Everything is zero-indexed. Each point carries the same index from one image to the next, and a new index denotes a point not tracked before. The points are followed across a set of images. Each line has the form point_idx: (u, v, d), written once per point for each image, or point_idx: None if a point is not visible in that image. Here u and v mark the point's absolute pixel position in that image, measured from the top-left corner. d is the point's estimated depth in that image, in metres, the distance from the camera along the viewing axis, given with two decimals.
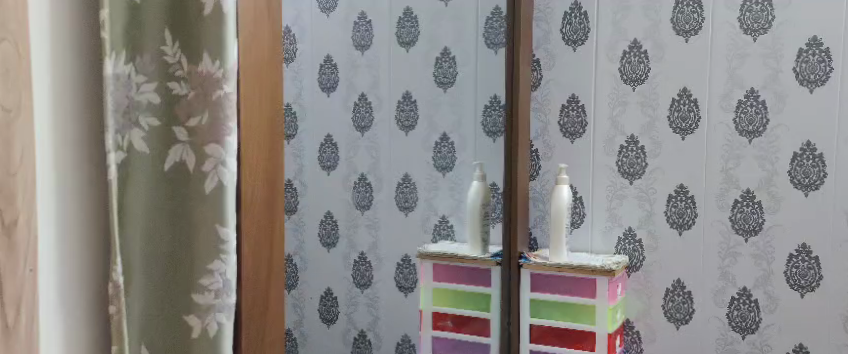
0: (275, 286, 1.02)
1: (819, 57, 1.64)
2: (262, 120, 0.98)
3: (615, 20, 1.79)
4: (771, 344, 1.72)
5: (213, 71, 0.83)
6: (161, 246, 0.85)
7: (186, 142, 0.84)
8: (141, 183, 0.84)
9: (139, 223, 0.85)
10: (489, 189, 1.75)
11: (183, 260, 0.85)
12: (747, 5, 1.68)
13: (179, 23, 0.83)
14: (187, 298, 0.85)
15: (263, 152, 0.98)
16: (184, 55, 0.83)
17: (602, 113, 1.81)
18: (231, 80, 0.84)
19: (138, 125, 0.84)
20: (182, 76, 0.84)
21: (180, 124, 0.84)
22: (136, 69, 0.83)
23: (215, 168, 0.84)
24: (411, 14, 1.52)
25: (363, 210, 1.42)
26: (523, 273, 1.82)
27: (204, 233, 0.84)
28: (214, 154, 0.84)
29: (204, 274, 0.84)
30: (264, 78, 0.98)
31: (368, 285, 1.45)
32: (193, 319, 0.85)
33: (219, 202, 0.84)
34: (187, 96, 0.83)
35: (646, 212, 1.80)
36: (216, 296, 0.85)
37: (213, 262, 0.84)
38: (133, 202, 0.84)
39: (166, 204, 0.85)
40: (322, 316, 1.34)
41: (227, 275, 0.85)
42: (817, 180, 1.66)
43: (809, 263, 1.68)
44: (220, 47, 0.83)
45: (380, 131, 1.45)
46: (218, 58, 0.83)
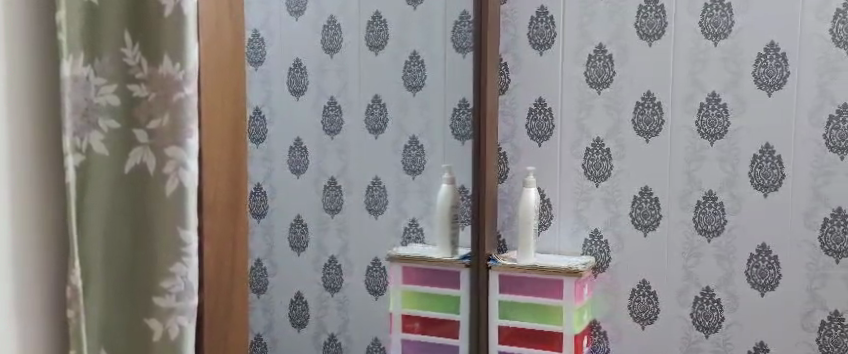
0: (239, 291, 0.99)
1: (776, 61, 1.68)
2: (224, 118, 0.96)
3: (580, 24, 1.81)
4: (733, 342, 1.76)
5: (174, 74, 0.84)
6: (124, 250, 0.88)
7: (145, 146, 0.86)
8: (103, 185, 0.87)
9: (102, 227, 0.87)
10: (457, 191, 1.69)
11: (145, 265, 0.87)
12: (707, 11, 1.72)
13: (139, 23, 0.85)
14: (150, 300, 0.87)
15: (227, 149, 0.96)
16: (143, 57, 0.85)
17: (569, 116, 1.84)
18: (192, 82, 0.85)
19: (97, 128, 0.86)
20: (143, 78, 0.85)
21: (142, 127, 0.86)
22: (95, 71, 0.85)
23: (175, 172, 0.85)
24: (381, 17, 1.60)
25: (333, 213, 1.61)
26: (493, 276, 1.70)
27: (166, 237, 0.86)
28: (175, 156, 0.85)
29: (166, 277, 0.86)
30: (229, 78, 0.96)
31: (338, 288, 1.63)
32: (155, 322, 0.87)
33: (179, 205, 0.86)
34: (148, 98, 0.85)
35: (612, 213, 1.83)
36: (177, 298, 0.86)
37: (174, 265, 0.86)
38: (97, 205, 0.87)
39: (128, 208, 0.87)
40: (293, 321, 1.54)
41: (188, 277, 0.87)
42: (776, 181, 1.70)
43: (769, 262, 1.72)
44: (180, 48, 0.84)
45: (350, 133, 1.61)
46: (179, 60, 0.84)
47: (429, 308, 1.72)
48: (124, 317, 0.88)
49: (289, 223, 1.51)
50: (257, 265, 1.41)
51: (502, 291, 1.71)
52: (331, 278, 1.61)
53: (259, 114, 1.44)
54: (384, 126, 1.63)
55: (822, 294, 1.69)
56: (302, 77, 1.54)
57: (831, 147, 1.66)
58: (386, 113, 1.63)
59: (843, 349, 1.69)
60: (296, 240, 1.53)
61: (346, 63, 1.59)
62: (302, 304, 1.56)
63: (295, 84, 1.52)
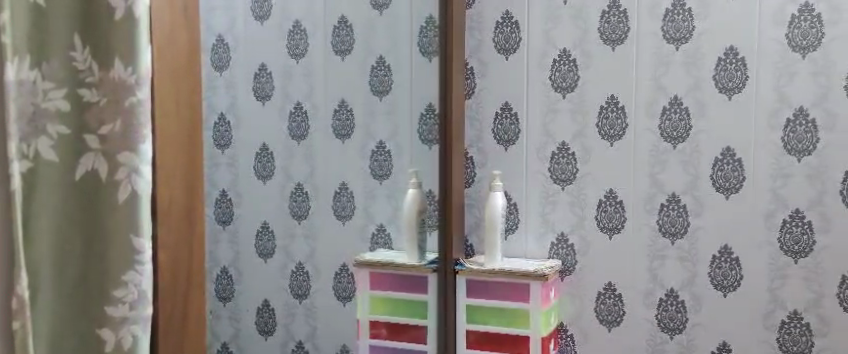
0: (197, 298, 0.99)
1: (736, 65, 1.73)
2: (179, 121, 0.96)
3: (545, 29, 1.84)
4: (697, 343, 1.80)
5: (125, 79, 0.78)
6: (73, 260, 0.79)
7: (96, 151, 0.78)
8: (49, 190, 0.77)
9: (49, 240, 0.78)
10: (425, 196, 1.75)
11: (97, 280, 0.80)
12: (669, 16, 1.76)
13: (91, 30, 0.78)
14: (99, 310, 0.80)
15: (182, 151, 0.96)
16: (95, 61, 0.78)
17: (534, 121, 1.86)
18: (144, 87, 0.79)
19: (45, 133, 0.76)
20: (94, 82, 0.78)
21: (92, 132, 0.78)
22: (43, 76, 0.76)
23: (128, 178, 0.79)
24: (346, 22, 1.49)
25: (301, 219, 1.40)
26: (460, 280, 1.84)
27: (117, 247, 0.80)
28: (128, 162, 0.79)
29: (118, 286, 0.80)
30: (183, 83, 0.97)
31: (306, 296, 1.42)
32: (107, 332, 0.80)
33: (130, 214, 0.79)
34: (100, 103, 0.78)
35: (578, 217, 1.85)
36: (131, 307, 0.80)
37: (128, 273, 0.80)
38: (44, 215, 0.77)
39: (76, 216, 0.79)
40: (260, 329, 1.31)
41: (142, 286, 0.81)
42: (737, 184, 1.75)
43: (730, 263, 1.76)
44: (131, 48, 0.78)
45: (317, 139, 1.43)
46: (131, 63, 0.78)
47: (397, 314, 1.70)
48: (75, 334, 0.80)
49: (256, 231, 1.29)
50: (224, 272, 1.20)
51: (468, 295, 1.84)
52: (300, 285, 1.40)
53: (225, 120, 1.20)
54: (350, 132, 1.50)
55: (780, 294, 1.74)
56: (268, 82, 1.32)
57: (789, 150, 1.71)
58: (352, 118, 1.50)
59: (802, 347, 1.74)
60: (262, 245, 1.30)
61: (312, 68, 1.41)
62: (269, 311, 1.33)
63: (261, 89, 1.29)
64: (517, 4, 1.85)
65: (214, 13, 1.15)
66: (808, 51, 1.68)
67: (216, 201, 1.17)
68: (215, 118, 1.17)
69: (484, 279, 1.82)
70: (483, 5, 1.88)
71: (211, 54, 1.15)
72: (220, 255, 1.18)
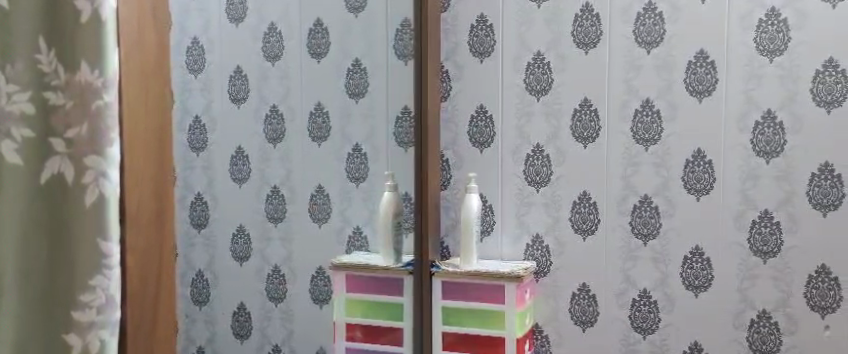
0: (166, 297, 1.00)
1: (706, 69, 1.76)
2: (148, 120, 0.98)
3: (520, 33, 1.87)
4: (669, 343, 1.83)
5: (91, 81, 0.67)
6: (39, 264, 0.68)
7: (63, 155, 0.67)
8: (12, 191, 0.66)
9: (10, 247, 0.67)
10: (400, 199, 1.76)
11: (63, 283, 0.69)
12: (640, 20, 1.79)
13: (56, 32, 0.67)
14: (64, 316, 0.69)
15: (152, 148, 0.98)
16: (61, 63, 0.67)
17: (509, 123, 1.89)
18: (112, 90, 0.69)
19: (9, 137, 0.65)
20: (59, 85, 0.67)
21: (59, 136, 0.67)
22: (7, 78, 0.65)
23: (95, 181, 0.68)
24: (322, 25, 1.45)
25: (277, 222, 1.33)
26: (435, 282, 1.85)
27: (84, 253, 0.68)
28: (95, 165, 0.68)
29: (84, 289, 0.69)
30: (152, 85, 0.99)
31: (282, 298, 1.37)
32: (73, 338, 0.69)
33: (100, 218, 0.69)
34: (66, 105, 0.67)
35: (552, 219, 1.88)
36: (98, 312, 0.70)
37: (95, 278, 0.69)
38: (4, 217, 0.66)
39: (43, 218, 0.68)
40: (237, 333, 1.24)
41: (110, 291, 0.70)
42: (707, 185, 1.78)
43: (702, 264, 1.79)
44: (100, 47, 0.67)
45: (293, 142, 1.37)
46: (100, 65, 0.68)
47: (372, 316, 1.68)
48: (41, 348, 0.68)
49: (232, 234, 1.21)
50: (200, 274, 1.13)
51: (443, 297, 1.85)
52: (276, 287, 1.34)
53: (200, 124, 1.13)
54: (326, 135, 1.46)
55: (750, 294, 1.77)
56: (243, 84, 1.24)
57: (758, 152, 1.74)
58: (328, 121, 1.47)
59: (771, 346, 1.77)
60: (239, 249, 1.23)
61: (289, 70, 1.35)
62: (245, 315, 1.26)
63: (237, 91, 1.22)
64: (492, 8, 1.88)
65: (183, 14, 1.08)
66: (776, 55, 1.72)
67: (190, 204, 1.10)
68: (190, 121, 1.09)
69: (458, 281, 1.84)
70: (458, 8, 1.91)
71: (183, 56, 1.07)
72: (194, 259, 1.11)
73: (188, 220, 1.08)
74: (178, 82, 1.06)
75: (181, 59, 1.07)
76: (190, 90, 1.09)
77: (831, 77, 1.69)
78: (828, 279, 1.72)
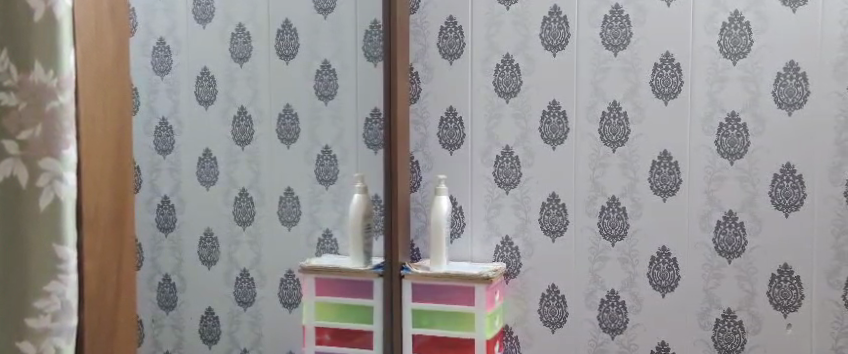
0: (125, 300, 0.98)
1: (672, 71, 1.78)
2: (109, 118, 0.95)
3: (488, 35, 1.88)
4: (637, 342, 1.85)
5: (47, 82, 0.74)
6: None
7: (16, 157, 0.73)
8: None
9: None
10: (370, 202, 1.75)
11: (17, 285, 0.73)
12: (607, 22, 1.81)
13: (8, 31, 0.72)
14: (18, 322, 0.73)
15: (112, 148, 0.95)
16: (13, 62, 0.72)
17: (478, 125, 1.90)
18: (66, 91, 0.76)
19: None
20: (11, 86, 0.72)
21: (9, 138, 0.72)
22: None
23: (50, 185, 0.75)
24: (291, 26, 1.42)
25: (245, 225, 1.28)
26: (406, 283, 1.85)
27: (38, 254, 0.74)
28: (49, 168, 0.75)
29: (39, 296, 0.74)
30: (112, 82, 0.95)
31: (251, 303, 1.32)
32: (27, 346, 0.73)
33: (53, 221, 0.76)
34: (19, 107, 0.73)
35: (521, 220, 1.89)
36: (52, 319, 0.75)
37: (51, 284, 0.76)
38: None
39: None
40: (204, 337, 1.18)
41: (65, 297, 0.77)
42: (673, 186, 1.80)
43: (668, 264, 1.81)
44: (52, 51, 0.74)
45: (261, 144, 1.32)
46: (52, 68, 0.74)
47: (341, 319, 1.68)
48: None
49: (197, 239, 1.14)
50: (166, 278, 1.07)
51: (414, 299, 1.85)
52: (245, 291, 1.29)
53: (167, 125, 1.08)
54: (295, 137, 1.43)
55: (715, 293, 1.79)
56: (211, 86, 1.18)
57: (722, 153, 1.77)
58: (297, 123, 1.44)
59: (736, 345, 1.79)
60: (205, 253, 1.16)
61: (257, 71, 1.31)
62: (213, 319, 1.20)
63: (203, 93, 1.16)
64: (461, 10, 1.89)
65: (150, 12, 1.04)
66: (739, 58, 1.74)
67: (157, 207, 1.06)
68: (156, 124, 1.05)
69: (428, 283, 1.84)
70: (428, 10, 1.91)
71: (149, 56, 1.03)
72: (162, 263, 1.06)
73: (154, 222, 1.04)
74: (143, 83, 1.02)
75: (145, 59, 1.02)
76: (156, 91, 1.05)
77: (792, 80, 1.72)
78: (790, 278, 1.75)
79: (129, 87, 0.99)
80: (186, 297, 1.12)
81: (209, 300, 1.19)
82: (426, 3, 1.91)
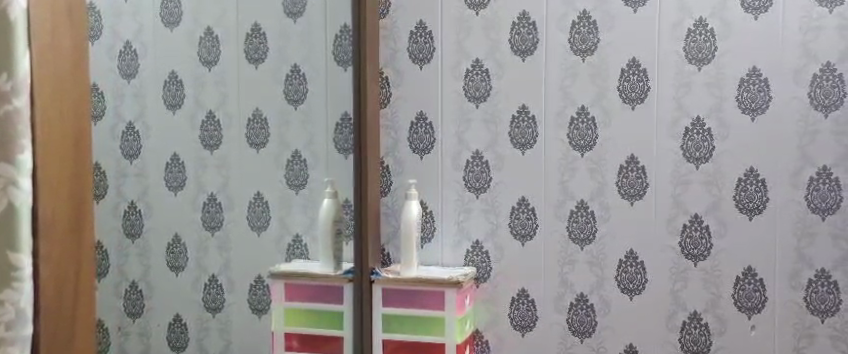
0: (85, 302, 0.96)
1: (638, 76, 1.80)
2: (66, 117, 0.93)
3: (458, 39, 1.89)
4: (606, 345, 1.86)
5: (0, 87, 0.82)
6: None
7: None
8: None
9: None
10: (340, 206, 1.75)
11: None
12: (575, 28, 1.83)
13: None
14: None
15: (68, 147, 0.93)
16: None
17: (449, 130, 1.90)
18: (20, 94, 0.83)
19: None
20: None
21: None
22: None
23: (6, 190, 0.83)
24: (260, 29, 1.40)
25: (213, 231, 1.26)
26: (376, 289, 1.84)
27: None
28: (4, 174, 0.83)
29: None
30: (69, 81, 0.93)
31: (220, 309, 1.29)
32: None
33: (10, 225, 0.84)
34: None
35: (492, 224, 1.90)
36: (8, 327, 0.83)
37: (4, 292, 0.83)
38: None
39: None
40: (172, 344, 1.16)
41: (20, 305, 0.85)
42: (640, 190, 1.82)
43: (636, 267, 1.83)
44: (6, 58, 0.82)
45: (230, 149, 1.30)
46: (6, 72, 0.82)
47: (308, 325, 1.66)
48: None
49: (166, 244, 1.13)
50: (133, 285, 1.05)
51: (384, 304, 1.85)
52: (213, 298, 1.27)
53: (134, 129, 1.06)
54: (265, 141, 1.42)
55: (682, 296, 1.81)
56: (179, 90, 1.16)
57: (688, 157, 1.79)
58: (267, 127, 1.42)
59: (702, 347, 1.81)
60: (174, 259, 1.15)
61: (226, 76, 1.29)
62: (181, 325, 1.18)
63: (170, 97, 1.14)
64: (430, 15, 1.90)
65: (117, 16, 1.02)
66: (703, 63, 1.77)
67: (124, 212, 1.04)
68: (122, 128, 1.03)
69: (398, 288, 1.83)
70: (398, 14, 1.92)
71: (116, 60, 1.02)
72: (128, 270, 1.04)
73: (120, 229, 1.03)
74: (108, 85, 1.00)
75: (113, 63, 1.01)
76: (122, 96, 1.03)
77: (754, 85, 1.75)
78: (754, 280, 1.78)
79: (89, 86, 0.97)
80: (153, 304, 1.10)
81: (178, 307, 1.17)
82: (396, 8, 1.92)
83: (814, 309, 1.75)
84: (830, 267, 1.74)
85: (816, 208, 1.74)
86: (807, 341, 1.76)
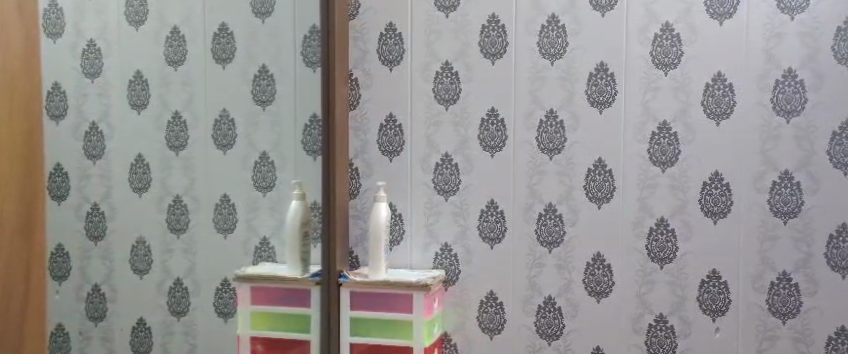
0: (36, 302, 0.95)
1: (605, 80, 1.81)
2: (14, 117, 0.91)
3: (428, 41, 1.88)
4: (573, 348, 1.86)
5: None
6: None
7: None
8: None
9: None
10: (308, 208, 1.74)
11: None
12: (544, 32, 1.83)
13: None
14: None
15: (16, 147, 0.91)
16: None
17: (418, 131, 1.90)
18: None
19: None
20: None
21: None
22: None
23: None
24: (228, 29, 1.37)
25: (179, 234, 1.22)
26: (344, 292, 1.83)
27: None
28: None
29: None
30: (19, 79, 0.91)
31: (185, 312, 1.26)
32: None
33: None
34: None
35: (461, 227, 1.90)
36: None
37: None
38: None
39: None
40: (136, 349, 1.13)
41: None
42: (608, 193, 1.83)
43: (603, 270, 1.84)
44: None
45: (197, 150, 1.27)
46: None
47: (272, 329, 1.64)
48: None
49: (130, 247, 1.10)
50: (95, 288, 1.03)
51: (353, 307, 1.83)
52: (178, 301, 1.24)
53: (98, 130, 1.03)
54: (232, 142, 1.39)
55: (648, 299, 1.83)
56: (144, 90, 1.13)
57: (655, 161, 1.80)
58: (234, 128, 1.39)
59: (668, 349, 1.83)
60: (138, 262, 1.12)
61: (194, 75, 1.26)
62: (145, 330, 1.15)
63: (135, 97, 1.10)
64: (400, 17, 1.89)
65: (79, 14, 1.01)
66: (670, 68, 1.78)
67: (87, 213, 1.01)
68: (85, 128, 1.01)
69: (368, 291, 1.82)
70: (368, 16, 1.91)
71: (79, 59, 1.00)
72: (91, 273, 1.02)
73: (83, 230, 1.00)
74: (70, 84, 0.98)
75: (75, 62, 0.99)
76: (85, 96, 1.01)
77: (719, 90, 1.77)
78: (718, 283, 1.80)
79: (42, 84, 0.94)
80: (116, 308, 1.07)
81: (141, 311, 1.14)
82: (366, 9, 1.91)
83: (776, 311, 1.78)
84: (792, 270, 1.77)
85: (779, 212, 1.76)
86: (769, 343, 1.78)
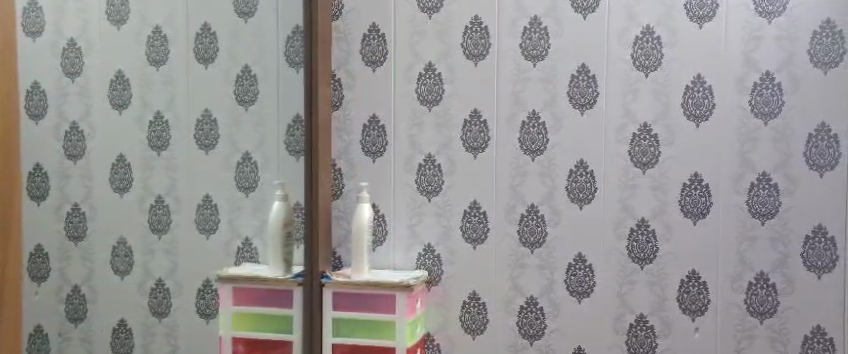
0: (15, 303, 0.93)
1: (587, 82, 1.82)
2: None
3: (411, 42, 1.89)
4: (554, 348, 1.87)
5: None
6: None
7: None
8: None
9: None
10: (291, 209, 1.74)
11: None
12: (527, 34, 1.84)
13: None
14: None
15: None
16: None
17: (401, 132, 1.90)
18: None
19: None
20: None
21: None
22: None
23: None
24: (210, 29, 1.37)
25: (161, 234, 1.21)
26: (326, 292, 1.83)
27: None
28: None
29: None
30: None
31: (167, 313, 1.25)
32: None
33: None
34: None
35: (444, 228, 1.90)
36: None
37: None
38: None
39: None
40: (116, 350, 1.12)
41: None
42: (589, 195, 1.84)
43: (584, 270, 1.85)
44: None
45: (179, 151, 1.26)
46: None
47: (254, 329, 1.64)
48: None
49: (110, 247, 1.09)
50: (75, 289, 1.02)
51: (335, 307, 1.83)
52: (160, 302, 1.23)
53: (79, 130, 1.03)
54: (215, 142, 1.38)
55: (629, 299, 1.84)
56: (127, 90, 1.12)
57: (636, 163, 1.82)
58: (217, 129, 1.39)
59: (648, 349, 1.84)
60: (119, 263, 1.11)
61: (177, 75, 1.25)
62: (126, 331, 1.14)
63: (117, 97, 1.09)
64: (383, 18, 1.89)
65: (59, 14, 1.00)
66: (650, 70, 1.80)
67: (67, 214, 1.01)
68: (65, 128, 1.00)
69: (351, 292, 1.82)
70: (351, 17, 1.91)
71: (60, 57, 0.99)
72: (70, 273, 1.01)
73: (63, 230, 1.00)
74: (50, 84, 0.98)
75: (55, 61, 0.98)
76: (66, 95, 1.00)
77: (699, 93, 1.79)
78: (698, 283, 1.81)
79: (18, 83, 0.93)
80: (96, 308, 1.06)
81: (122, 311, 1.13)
82: (349, 10, 1.91)
83: (754, 310, 1.79)
84: (769, 270, 1.78)
85: (757, 213, 1.78)
86: (747, 343, 1.80)
